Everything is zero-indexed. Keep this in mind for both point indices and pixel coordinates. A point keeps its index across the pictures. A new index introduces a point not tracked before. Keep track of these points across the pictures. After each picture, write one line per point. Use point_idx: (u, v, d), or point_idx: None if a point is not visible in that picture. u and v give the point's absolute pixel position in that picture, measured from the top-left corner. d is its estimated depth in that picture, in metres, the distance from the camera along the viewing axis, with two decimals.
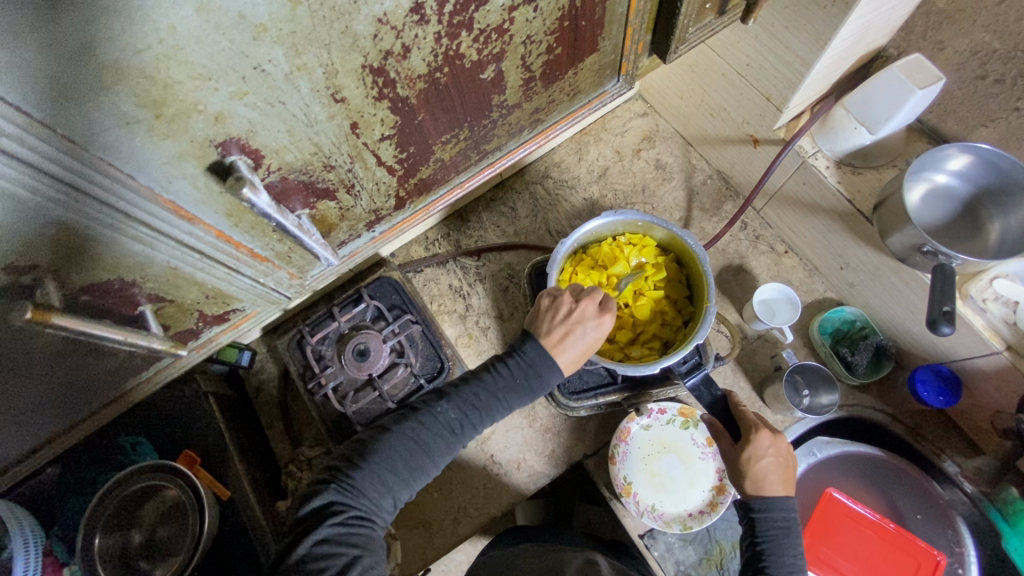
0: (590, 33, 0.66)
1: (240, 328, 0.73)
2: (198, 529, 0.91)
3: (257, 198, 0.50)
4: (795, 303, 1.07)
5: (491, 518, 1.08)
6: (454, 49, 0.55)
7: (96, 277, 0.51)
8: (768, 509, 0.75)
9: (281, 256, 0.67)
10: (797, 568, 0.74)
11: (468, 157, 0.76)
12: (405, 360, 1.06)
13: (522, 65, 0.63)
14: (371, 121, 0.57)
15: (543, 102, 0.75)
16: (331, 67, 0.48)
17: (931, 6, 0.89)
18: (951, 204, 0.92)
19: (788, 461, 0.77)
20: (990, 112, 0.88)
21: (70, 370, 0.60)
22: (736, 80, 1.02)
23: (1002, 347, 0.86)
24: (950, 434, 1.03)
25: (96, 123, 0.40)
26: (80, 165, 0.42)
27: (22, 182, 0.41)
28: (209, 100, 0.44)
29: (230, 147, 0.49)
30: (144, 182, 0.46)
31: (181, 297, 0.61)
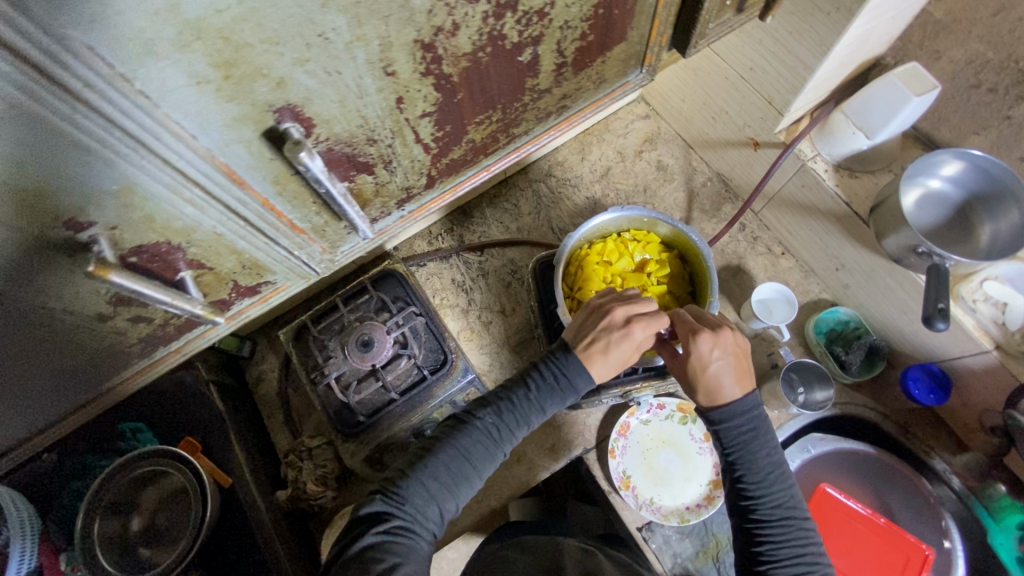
0: (621, 23, 0.64)
1: (269, 301, 0.71)
2: (200, 516, 0.91)
3: (312, 163, 0.50)
4: (792, 303, 1.09)
5: (490, 510, 1.09)
6: (498, 30, 0.54)
7: (145, 238, 0.50)
8: (728, 415, 0.69)
9: (317, 230, 0.66)
10: (774, 465, 0.69)
11: (496, 140, 0.73)
12: (408, 351, 1.05)
13: (557, 50, 0.62)
14: (416, 96, 0.56)
15: (571, 89, 0.72)
16: (387, 39, 0.47)
17: (928, 18, 0.93)
18: (943, 209, 0.95)
19: (735, 359, 0.70)
20: (982, 120, 0.92)
21: (88, 345, 0.57)
22: (738, 84, 1.05)
23: (991, 346, 0.89)
24: (940, 433, 1.06)
25: (169, 81, 0.40)
26: (148, 120, 0.42)
27: (94, 135, 0.40)
28: (273, 64, 0.43)
29: (285, 114, 0.48)
30: (204, 144, 0.46)
31: (219, 265, 0.59)
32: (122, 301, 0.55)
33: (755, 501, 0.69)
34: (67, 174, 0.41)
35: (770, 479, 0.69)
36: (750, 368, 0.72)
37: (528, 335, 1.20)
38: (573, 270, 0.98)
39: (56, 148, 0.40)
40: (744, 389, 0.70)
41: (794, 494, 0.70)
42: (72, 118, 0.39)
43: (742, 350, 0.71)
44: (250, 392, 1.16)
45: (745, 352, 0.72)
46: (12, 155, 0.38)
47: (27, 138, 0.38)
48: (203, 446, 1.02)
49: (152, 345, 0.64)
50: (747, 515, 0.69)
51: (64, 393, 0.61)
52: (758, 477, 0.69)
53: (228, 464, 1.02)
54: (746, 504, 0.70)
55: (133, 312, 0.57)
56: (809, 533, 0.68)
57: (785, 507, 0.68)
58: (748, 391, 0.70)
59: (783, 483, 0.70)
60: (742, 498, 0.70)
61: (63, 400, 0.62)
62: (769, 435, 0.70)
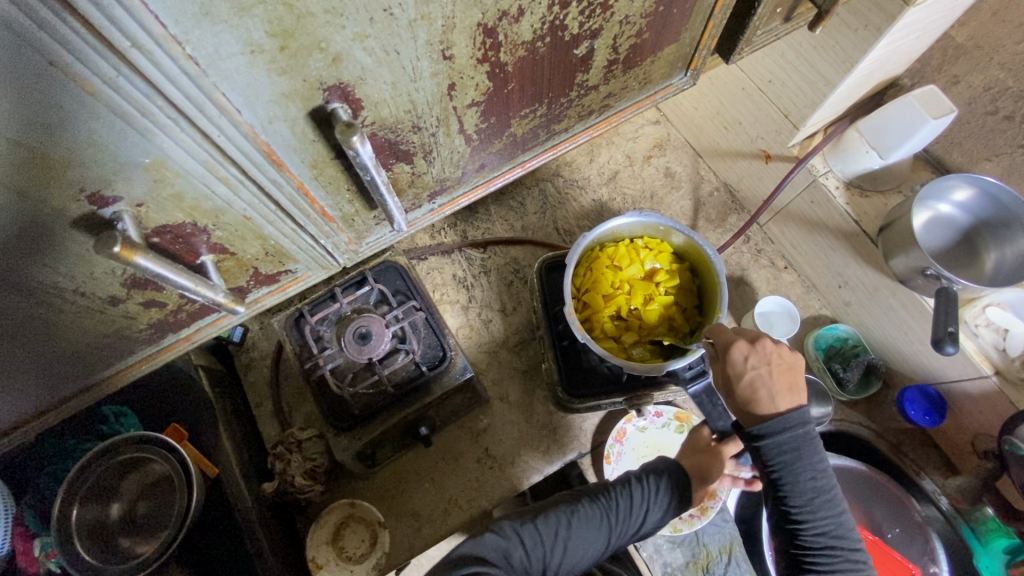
0: (677, 24, 0.62)
1: (287, 292, 0.68)
2: (184, 505, 0.87)
3: (363, 148, 0.47)
4: (794, 317, 1.09)
5: (482, 512, 1.07)
6: (560, 20, 0.52)
7: (171, 216, 0.47)
8: (772, 435, 0.68)
9: (345, 219, 0.64)
10: (819, 488, 0.69)
11: (538, 135, 0.71)
12: (406, 346, 1.00)
13: (612, 46, 0.60)
14: (468, 83, 0.54)
15: (617, 87, 0.70)
16: (451, 20, 0.45)
17: (948, 41, 0.94)
18: (950, 232, 0.96)
19: (776, 372, 0.70)
20: (996, 147, 0.94)
21: (81, 327, 0.53)
22: (755, 95, 1.05)
23: (991, 372, 0.90)
24: (930, 453, 1.07)
25: (221, 48, 0.38)
26: (193, 89, 0.39)
27: (136, 103, 0.37)
28: (333, 37, 0.41)
29: (334, 93, 0.46)
30: (247, 119, 0.44)
31: (241, 251, 0.56)
32: (136, 285, 0.52)
33: (798, 524, 0.70)
34: (101, 145, 0.38)
35: (814, 502, 0.69)
36: (796, 377, 0.71)
37: (529, 336, 1.18)
38: (582, 268, 0.97)
39: (92, 114, 0.36)
40: (791, 401, 0.70)
41: (839, 514, 0.70)
42: (114, 82, 0.36)
43: (784, 360, 0.71)
44: (239, 380, 1.13)
45: (792, 362, 0.71)
46: (42, 116, 0.35)
47: (61, 99, 0.35)
48: (189, 433, 0.99)
49: (161, 330, 0.61)
50: (791, 536, 0.71)
51: (47, 380, 0.56)
52: (802, 500, 0.69)
53: (214, 453, 0.98)
54: (789, 526, 0.71)
55: (147, 295, 0.54)
56: (851, 554, 0.69)
57: (828, 531, 0.69)
58: (795, 402, 0.70)
59: (828, 505, 0.70)
60: (785, 519, 0.71)
61: (48, 388, 0.58)
62: (816, 457, 0.69)
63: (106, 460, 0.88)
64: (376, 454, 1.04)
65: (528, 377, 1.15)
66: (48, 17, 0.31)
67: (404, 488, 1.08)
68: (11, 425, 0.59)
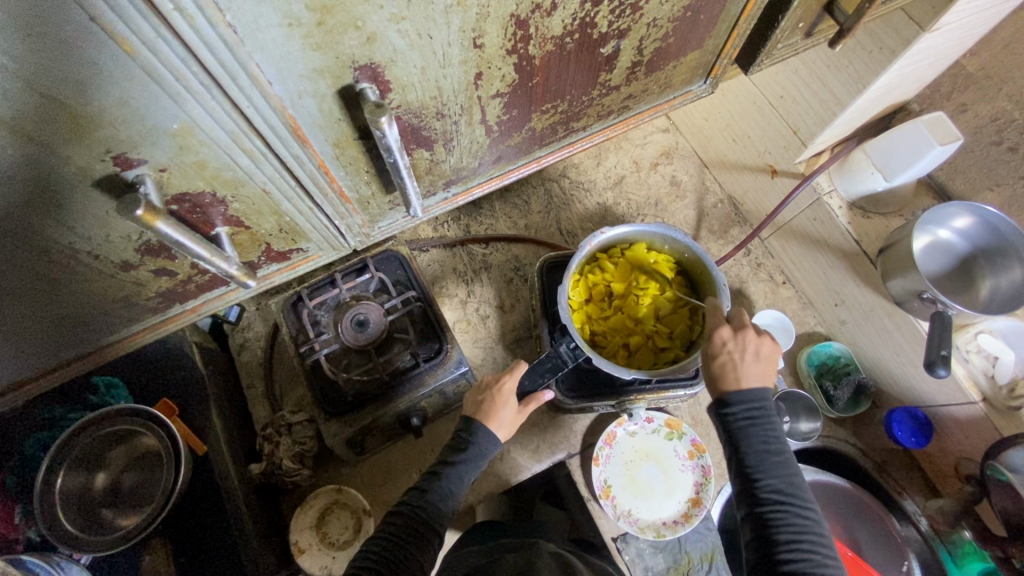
0: (703, 31, 0.63)
1: (297, 270, 0.69)
2: (171, 480, 0.86)
3: (389, 130, 0.47)
4: (789, 332, 1.10)
5: (467, 506, 1.06)
6: (590, 18, 0.52)
7: (192, 184, 0.48)
8: (730, 401, 0.70)
9: (361, 201, 0.65)
10: (773, 451, 0.68)
11: (556, 131, 0.71)
12: (404, 336, 1.01)
13: (638, 48, 0.60)
14: (495, 74, 0.54)
15: (638, 90, 0.70)
16: (486, 9, 0.45)
17: (959, 70, 0.96)
18: (948, 258, 0.97)
19: (754, 357, 0.71)
20: (998, 178, 0.95)
21: (90, 291, 0.54)
22: (765, 110, 1.06)
23: (979, 399, 0.92)
24: (913, 474, 1.08)
25: (261, 19, 0.38)
26: (228, 57, 0.39)
27: (172, 67, 0.37)
28: (370, 17, 0.41)
29: (364, 73, 0.46)
30: (277, 92, 0.44)
31: (256, 225, 0.57)
32: (150, 252, 0.53)
33: (756, 489, 0.67)
34: (131, 107, 0.38)
35: (768, 467, 0.67)
36: (770, 367, 0.72)
37: (525, 334, 1.18)
38: (652, 254, 0.98)
39: (127, 73, 0.36)
40: (758, 383, 0.70)
41: (795, 483, 0.67)
42: (153, 44, 0.35)
43: (764, 352, 0.72)
44: (232, 359, 1.13)
45: (773, 355, 0.72)
46: (77, 72, 0.35)
47: (97, 56, 0.34)
48: (180, 409, 0.98)
49: (170, 300, 0.62)
50: (752, 504, 0.67)
51: (49, 342, 0.56)
52: (755, 464, 0.67)
53: (203, 430, 0.97)
54: (749, 492, 0.67)
55: (159, 264, 0.55)
56: (812, 525, 0.64)
57: (786, 495, 0.66)
58: (761, 384, 0.70)
59: (784, 470, 0.67)
60: (744, 487, 0.68)
61: (46, 353, 0.57)
62: (770, 423, 0.69)
63: (96, 429, 0.87)
64: (366, 441, 1.03)
65: None
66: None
67: (392, 477, 1.08)
68: (10, 385, 0.59)
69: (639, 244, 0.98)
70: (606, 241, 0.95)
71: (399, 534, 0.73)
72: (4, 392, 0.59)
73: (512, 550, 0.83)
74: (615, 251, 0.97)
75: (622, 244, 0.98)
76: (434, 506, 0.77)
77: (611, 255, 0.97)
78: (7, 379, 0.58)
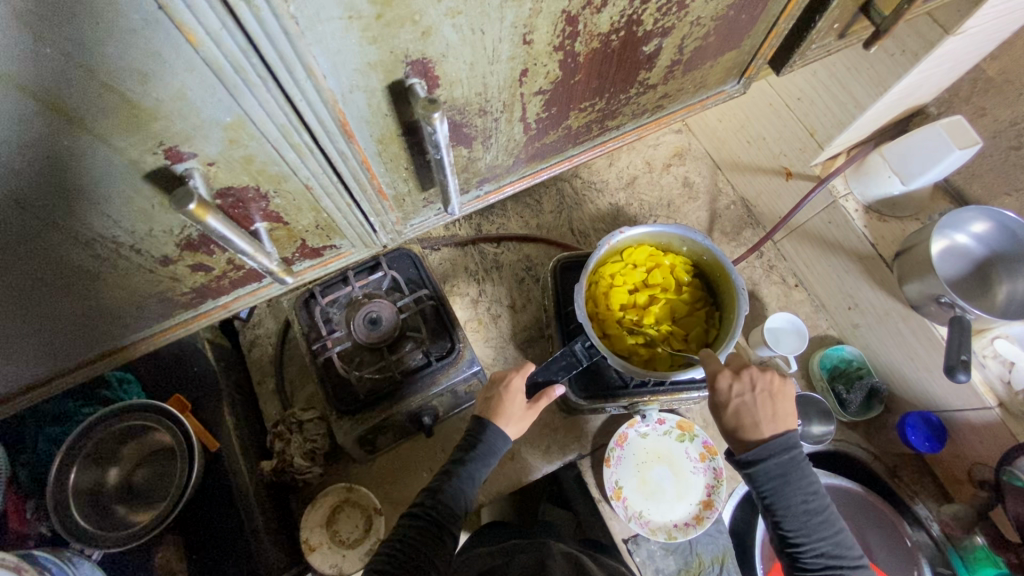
0: (742, 32, 0.62)
1: (327, 267, 0.68)
2: (186, 478, 0.86)
3: (441, 126, 0.45)
4: (802, 335, 1.08)
5: (478, 506, 1.06)
6: (638, 15, 0.51)
7: (237, 178, 0.47)
8: (760, 463, 0.69)
9: (397, 198, 0.64)
10: (811, 510, 0.68)
11: (590, 130, 0.71)
12: (416, 335, 1.01)
13: (678, 46, 0.60)
14: (539, 71, 0.54)
15: (673, 89, 0.70)
16: (539, 4, 0.45)
17: (980, 74, 0.96)
18: (965, 262, 0.96)
19: (765, 399, 0.70)
20: (1014, 183, 0.94)
21: (126, 284, 0.53)
22: (782, 112, 1.06)
23: (994, 404, 0.91)
24: (925, 479, 1.08)
25: (323, 11, 0.37)
26: (288, 50, 0.39)
27: (233, 59, 0.37)
28: (427, 11, 0.41)
29: (416, 68, 0.46)
30: (330, 86, 0.44)
31: (294, 221, 0.57)
32: (189, 247, 0.52)
33: (798, 551, 0.68)
34: (188, 98, 0.38)
35: (809, 525, 0.68)
36: (784, 403, 0.71)
37: (536, 334, 1.18)
38: (668, 255, 0.98)
39: (188, 65, 0.36)
40: (776, 427, 0.69)
41: (836, 535, 0.68)
42: (217, 36, 0.35)
43: (775, 388, 0.71)
44: (242, 356, 1.12)
45: (779, 390, 0.71)
46: (141, 63, 0.34)
47: (162, 47, 0.34)
48: (192, 405, 0.98)
49: (202, 295, 0.62)
50: (796, 564, 0.69)
51: (80, 335, 0.56)
52: (795, 524, 0.68)
53: (216, 427, 0.97)
54: (791, 553, 0.69)
55: (197, 259, 0.55)
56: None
57: (830, 555, 0.67)
58: (780, 427, 0.70)
59: (825, 528, 0.68)
60: (786, 546, 0.70)
61: (69, 349, 0.57)
62: (804, 478, 0.68)
63: (110, 426, 0.86)
64: (377, 440, 1.03)
65: None
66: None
67: (403, 476, 1.08)
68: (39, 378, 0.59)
69: (655, 243, 0.97)
70: (624, 241, 0.95)
71: (416, 535, 0.73)
72: (34, 384, 0.59)
73: (527, 551, 0.83)
74: (633, 252, 0.97)
75: (640, 245, 0.98)
76: (451, 504, 0.77)
77: (628, 256, 0.97)
78: (37, 371, 0.58)
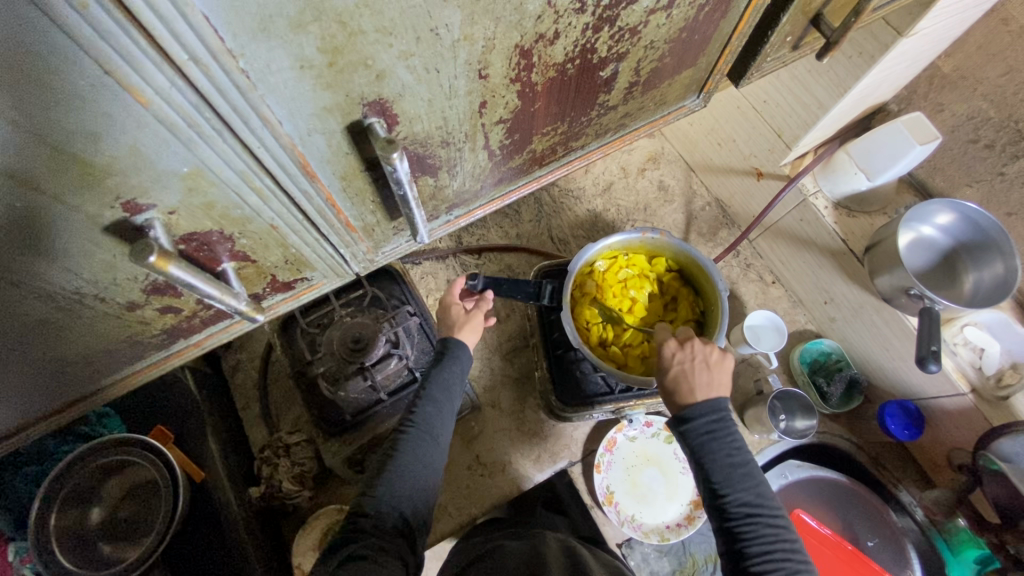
0: (699, 49, 0.64)
1: (300, 300, 0.68)
2: (171, 510, 0.85)
3: (400, 165, 0.46)
4: (781, 331, 1.10)
5: (471, 519, 1.06)
6: (591, 44, 0.52)
7: (199, 224, 0.47)
8: (691, 417, 0.68)
9: (366, 229, 0.64)
10: (738, 464, 0.66)
11: (556, 151, 0.72)
12: (400, 351, 0.99)
13: (636, 69, 0.61)
14: (499, 102, 0.54)
15: (635, 107, 0.71)
16: (493, 41, 0.46)
17: (935, 71, 0.99)
18: (931, 254, 0.99)
19: (701, 366, 0.71)
20: (975, 174, 0.98)
21: (99, 332, 0.54)
22: (749, 114, 1.08)
23: (968, 390, 0.94)
24: (907, 466, 1.10)
25: (274, 63, 0.38)
26: (240, 101, 0.39)
27: (184, 114, 0.37)
28: (380, 55, 0.41)
29: (374, 108, 0.47)
30: (288, 131, 0.44)
31: (263, 259, 0.57)
32: (156, 291, 0.52)
33: (724, 504, 0.65)
34: (142, 155, 0.38)
35: (734, 479, 0.66)
36: (722, 374, 0.71)
37: (521, 343, 1.18)
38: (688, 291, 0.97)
39: (139, 123, 0.36)
40: (710, 392, 0.69)
41: (759, 487, 0.66)
42: (166, 93, 0.35)
43: (714, 359, 0.72)
44: (225, 381, 1.11)
45: (720, 363, 0.72)
46: (89, 124, 0.34)
47: (109, 108, 0.34)
48: (176, 436, 0.97)
49: (173, 337, 0.61)
50: (723, 519, 0.65)
51: (55, 384, 0.56)
52: (721, 478, 0.66)
53: (201, 457, 0.96)
54: (718, 509, 0.66)
55: (164, 302, 0.54)
56: (781, 529, 0.63)
57: (754, 506, 0.65)
58: (713, 392, 0.69)
59: (749, 481, 0.66)
60: (713, 505, 0.67)
61: (55, 395, 0.58)
62: (731, 434, 0.67)
63: (88, 463, 0.85)
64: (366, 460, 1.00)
65: (520, 385, 1.16)
66: (113, 29, 0.31)
67: None
68: (20, 425, 0.59)
69: (687, 273, 0.98)
70: (659, 245, 0.97)
71: (409, 451, 0.71)
72: (11, 433, 0.59)
73: (521, 539, 0.85)
74: (661, 262, 0.98)
75: (671, 262, 0.99)
76: (427, 415, 0.75)
77: (655, 262, 0.99)
78: (14, 420, 0.57)
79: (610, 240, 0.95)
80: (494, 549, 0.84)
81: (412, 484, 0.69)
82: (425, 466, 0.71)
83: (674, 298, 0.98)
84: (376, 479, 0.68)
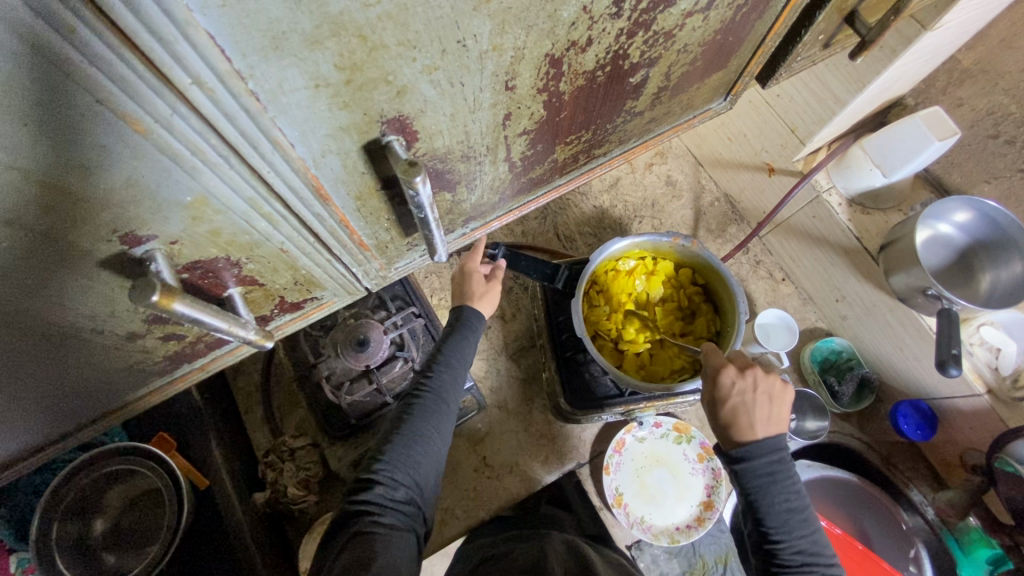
0: (729, 52, 0.61)
1: (309, 318, 0.66)
2: (175, 521, 0.84)
3: (423, 189, 0.44)
4: (792, 330, 1.08)
5: (479, 522, 1.05)
6: (624, 50, 0.50)
7: (204, 252, 0.45)
8: (751, 460, 0.65)
9: (379, 246, 0.62)
10: (795, 510, 0.65)
11: (576, 159, 0.69)
12: (405, 354, 0.97)
13: (665, 74, 0.58)
14: (523, 113, 0.52)
15: (659, 113, 0.69)
16: (521, 51, 0.43)
17: (956, 65, 0.96)
18: (948, 252, 0.96)
19: (764, 401, 0.66)
20: (996, 171, 0.95)
21: (103, 361, 0.52)
22: (762, 108, 1.05)
23: (983, 391, 0.92)
24: (919, 466, 1.09)
25: (286, 83, 0.35)
26: (249, 125, 0.37)
27: (188, 141, 0.35)
28: (402, 70, 0.39)
29: (393, 126, 0.44)
30: (300, 154, 0.42)
31: (271, 282, 0.54)
32: (157, 321, 0.50)
33: (778, 549, 0.64)
34: (142, 185, 0.36)
35: (790, 524, 0.64)
36: (782, 408, 0.67)
37: (529, 343, 1.17)
38: (709, 310, 0.94)
39: (138, 153, 0.34)
40: (770, 430, 0.66)
41: (814, 533, 0.65)
42: (167, 120, 0.33)
43: (776, 392, 0.67)
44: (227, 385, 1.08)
45: (781, 398, 0.67)
46: (85, 156, 0.32)
47: (105, 139, 0.32)
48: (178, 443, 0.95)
49: (176, 361, 0.59)
50: (772, 562, 0.65)
51: (56, 411, 0.54)
52: (777, 523, 0.64)
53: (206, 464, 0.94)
54: (770, 550, 0.65)
55: (166, 330, 0.52)
56: None
57: (808, 554, 0.64)
58: (773, 429, 0.66)
59: (805, 527, 0.65)
60: (763, 542, 0.66)
61: (60, 419, 0.56)
62: (790, 478, 0.65)
63: (90, 474, 0.84)
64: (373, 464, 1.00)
65: (527, 386, 1.14)
66: (105, 53, 0.28)
67: None
68: (23, 452, 0.58)
69: (711, 290, 0.94)
70: (690, 256, 0.94)
71: (419, 420, 0.69)
72: (17, 459, 0.58)
73: (528, 541, 0.83)
74: (687, 275, 0.95)
75: (697, 275, 0.96)
76: (442, 380, 0.73)
77: (680, 272, 0.96)
78: (15, 449, 0.56)
79: (639, 240, 0.92)
80: (505, 551, 0.81)
81: (429, 450, 0.68)
82: (434, 432, 0.69)
83: (694, 314, 0.95)
84: (390, 445, 0.66)
